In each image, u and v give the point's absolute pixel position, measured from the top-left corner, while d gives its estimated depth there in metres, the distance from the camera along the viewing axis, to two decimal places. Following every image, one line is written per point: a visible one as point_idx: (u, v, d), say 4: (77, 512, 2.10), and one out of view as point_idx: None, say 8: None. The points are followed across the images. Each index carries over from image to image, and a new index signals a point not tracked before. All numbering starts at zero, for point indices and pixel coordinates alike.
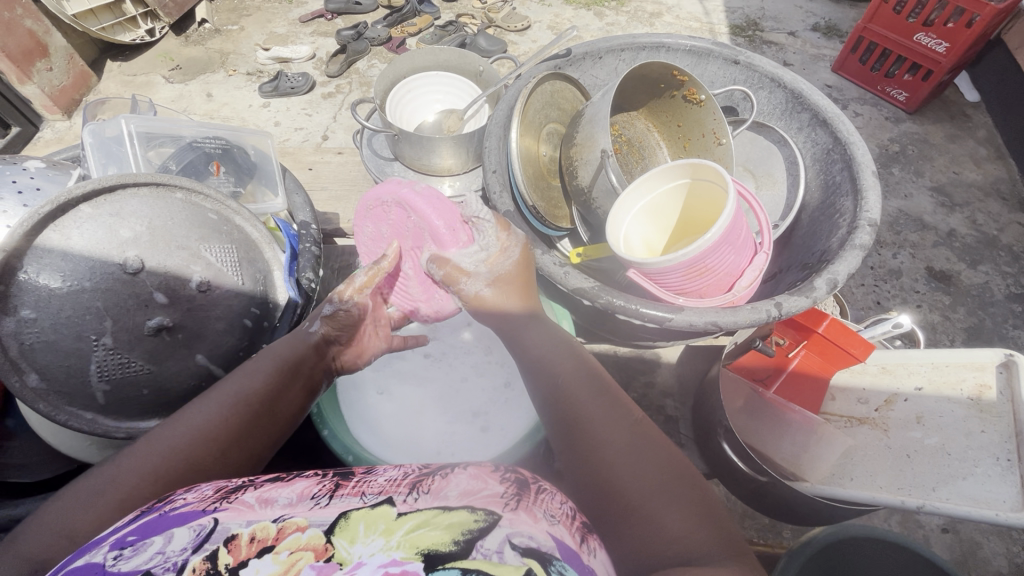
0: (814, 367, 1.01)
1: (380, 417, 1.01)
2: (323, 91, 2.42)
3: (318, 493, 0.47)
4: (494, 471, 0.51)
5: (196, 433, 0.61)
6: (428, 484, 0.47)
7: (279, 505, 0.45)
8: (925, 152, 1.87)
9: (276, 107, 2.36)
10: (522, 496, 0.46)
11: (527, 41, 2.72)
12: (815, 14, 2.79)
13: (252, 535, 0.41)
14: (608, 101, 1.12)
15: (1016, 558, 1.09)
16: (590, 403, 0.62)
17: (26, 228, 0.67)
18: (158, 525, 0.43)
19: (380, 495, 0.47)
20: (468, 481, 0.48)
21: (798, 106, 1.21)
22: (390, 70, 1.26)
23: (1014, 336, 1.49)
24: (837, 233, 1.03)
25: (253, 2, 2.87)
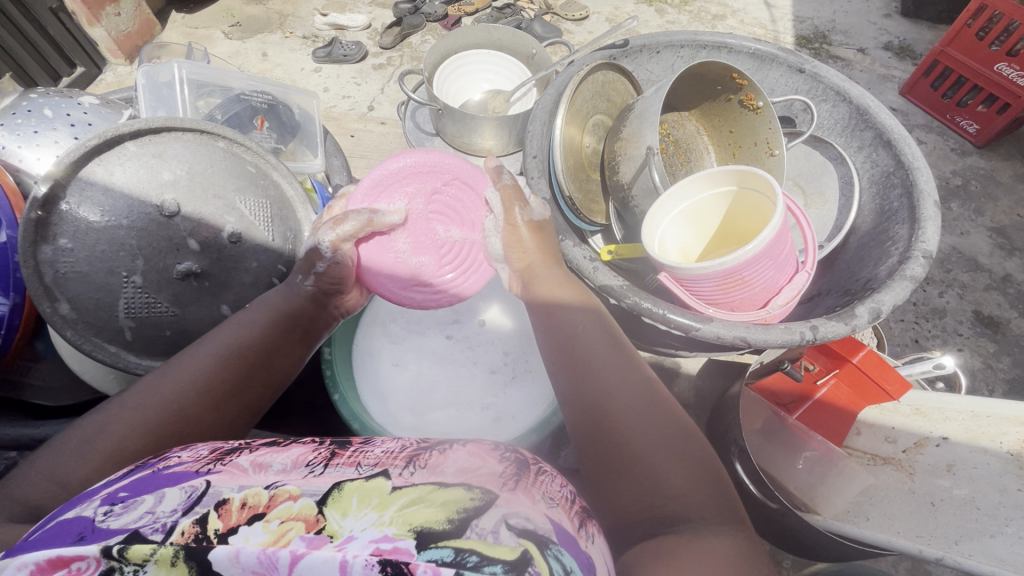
0: (841, 399, 0.95)
1: (392, 389, 1.02)
2: (375, 62, 2.42)
3: (313, 462, 0.48)
4: (492, 448, 0.54)
5: (185, 382, 0.61)
6: (425, 459, 0.49)
7: (272, 470, 0.45)
8: (989, 190, 1.76)
9: (327, 73, 2.38)
10: (520, 478, 0.48)
11: (583, 32, 2.66)
12: (889, 32, 2.64)
13: (242, 502, 0.39)
14: (660, 97, 1.08)
15: None
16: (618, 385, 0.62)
17: (73, 159, 0.68)
18: (151, 483, 0.43)
19: (376, 466, 0.47)
20: (466, 458, 0.50)
21: (861, 124, 1.15)
22: (442, 45, 1.25)
23: None
24: (886, 261, 0.98)
25: None
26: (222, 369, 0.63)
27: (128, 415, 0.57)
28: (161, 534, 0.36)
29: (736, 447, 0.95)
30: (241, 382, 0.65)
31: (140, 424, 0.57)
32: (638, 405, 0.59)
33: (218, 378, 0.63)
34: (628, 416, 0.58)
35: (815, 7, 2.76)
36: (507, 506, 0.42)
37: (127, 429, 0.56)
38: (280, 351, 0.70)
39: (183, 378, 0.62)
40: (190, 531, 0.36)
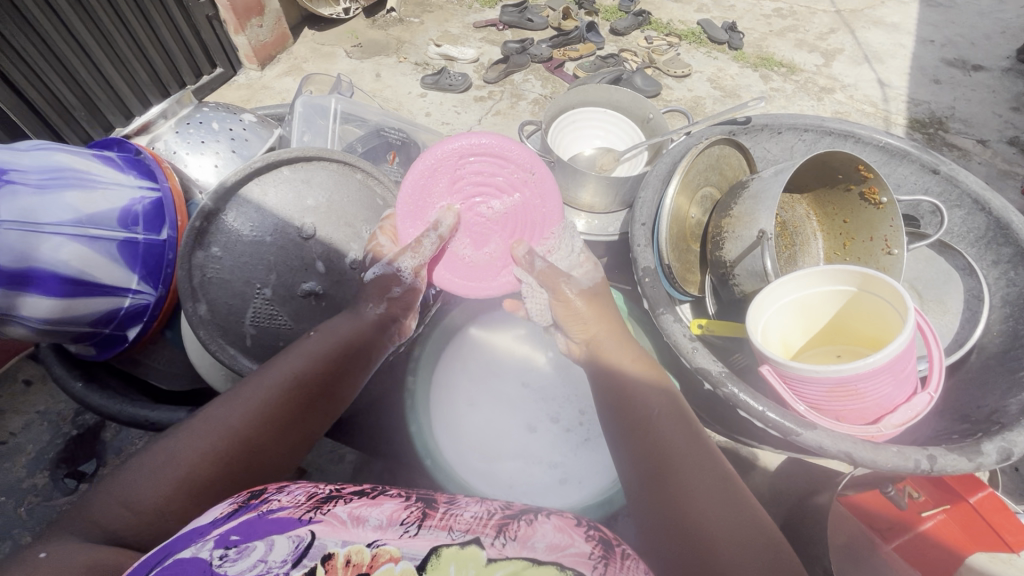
0: (951, 538, 0.85)
1: (464, 427, 1.02)
2: (477, 94, 2.54)
3: (407, 519, 0.48)
4: (577, 524, 0.51)
5: (252, 413, 0.62)
6: (515, 530, 0.47)
7: (369, 526, 0.46)
8: None
9: (431, 99, 2.51)
10: (609, 563, 0.46)
11: (683, 89, 2.67)
12: (1016, 127, 2.48)
13: (347, 558, 0.43)
14: (781, 182, 1.05)
15: None
16: (667, 428, 0.61)
17: (238, 178, 0.76)
18: (258, 528, 0.46)
19: (468, 532, 0.47)
20: (554, 534, 0.48)
21: (1000, 238, 1.07)
22: (562, 100, 1.29)
23: None
24: (1018, 394, 0.89)
25: (438, 2, 3.12)
26: (283, 397, 0.64)
27: (204, 439, 0.59)
28: None
29: None
30: (303, 411, 0.66)
31: (210, 456, 0.58)
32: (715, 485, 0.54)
33: (279, 414, 0.63)
34: (697, 500, 0.54)
35: (933, 92, 2.64)
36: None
37: (198, 458, 0.58)
38: (342, 378, 0.71)
39: (244, 403, 0.63)
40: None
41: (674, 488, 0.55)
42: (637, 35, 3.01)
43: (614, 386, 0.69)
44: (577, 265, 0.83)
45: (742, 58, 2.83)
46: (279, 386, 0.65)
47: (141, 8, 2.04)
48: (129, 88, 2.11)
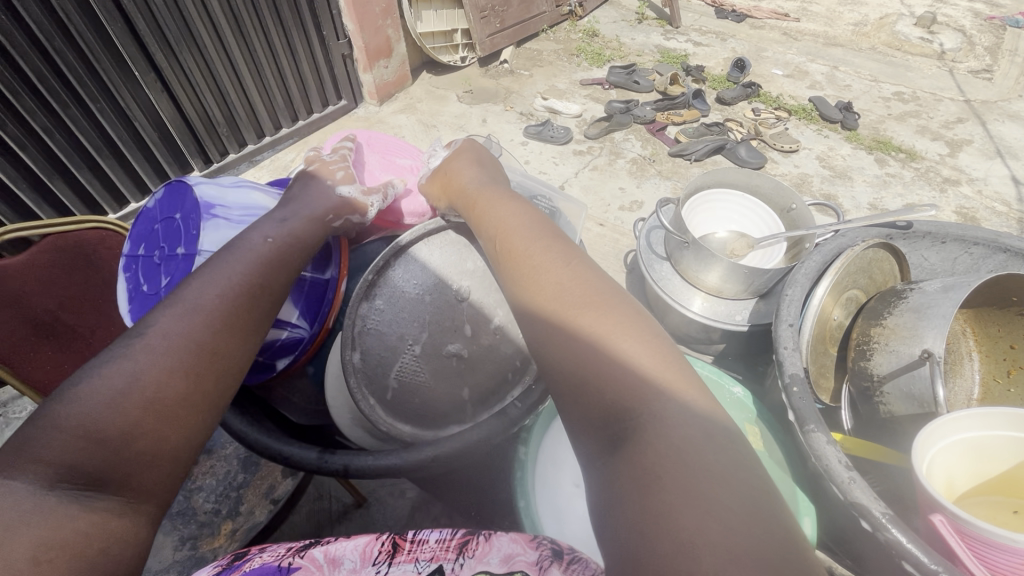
0: None
1: (567, 507, 0.96)
2: (577, 147, 2.57)
3: (378, 557, 0.53)
4: (533, 537, 0.56)
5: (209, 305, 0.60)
6: (473, 548, 0.54)
7: (344, 571, 0.51)
8: None
9: (532, 148, 2.58)
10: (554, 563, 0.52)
11: (789, 164, 2.58)
12: None
13: None
14: (950, 300, 0.95)
15: None
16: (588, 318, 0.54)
17: (414, 236, 0.82)
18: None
19: (431, 562, 0.52)
20: (508, 544, 0.54)
21: None
22: (698, 181, 1.27)
23: None
24: None
25: (548, 58, 3.26)
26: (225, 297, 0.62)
27: (168, 325, 0.57)
28: None
29: None
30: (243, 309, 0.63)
31: (182, 346, 0.55)
32: (642, 372, 0.50)
33: (230, 311, 0.62)
34: (625, 391, 0.49)
35: None
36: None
37: (169, 350, 0.55)
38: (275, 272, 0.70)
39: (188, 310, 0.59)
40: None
41: (598, 384, 0.50)
42: (743, 106, 2.98)
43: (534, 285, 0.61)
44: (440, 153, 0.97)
45: (856, 139, 2.72)
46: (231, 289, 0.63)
47: (290, 41, 2.26)
48: (266, 109, 2.32)
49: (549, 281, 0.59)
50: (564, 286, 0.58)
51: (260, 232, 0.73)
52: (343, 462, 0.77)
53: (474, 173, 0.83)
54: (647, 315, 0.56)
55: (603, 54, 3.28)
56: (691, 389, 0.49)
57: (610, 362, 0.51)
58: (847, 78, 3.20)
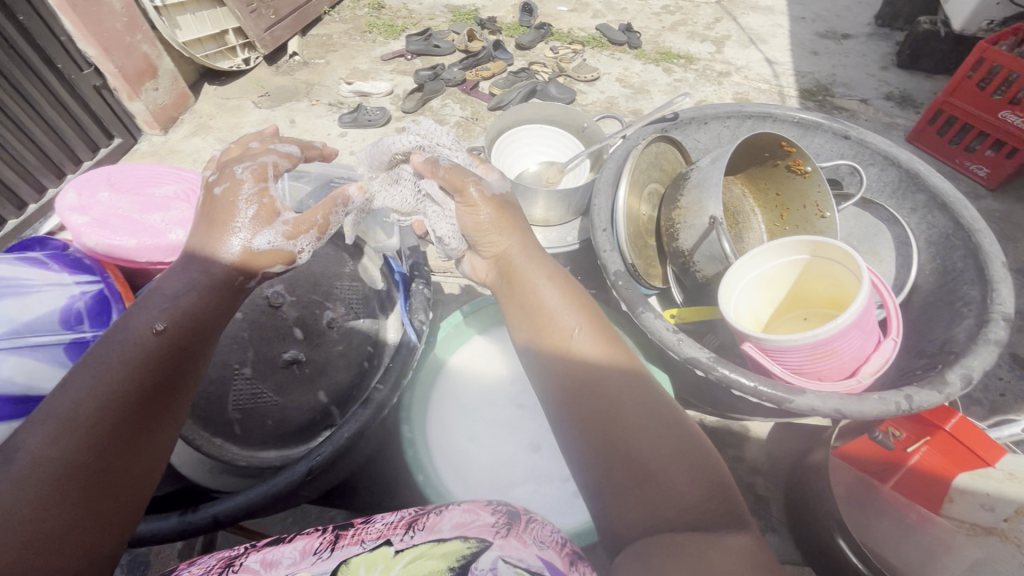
0: (934, 465, 0.91)
1: (468, 462, 0.99)
2: (398, 125, 2.51)
3: (319, 548, 0.52)
4: (484, 504, 0.58)
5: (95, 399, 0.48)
6: (422, 523, 0.55)
7: (283, 566, 0.50)
8: (1011, 234, 1.90)
9: (353, 137, 2.46)
10: (512, 527, 0.54)
11: (595, 92, 2.76)
12: (888, 83, 2.76)
13: None
14: (719, 169, 1.12)
15: None
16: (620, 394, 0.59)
17: None
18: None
19: (377, 539, 0.53)
20: (460, 514, 0.55)
21: (913, 186, 1.18)
22: (498, 122, 1.32)
23: None
24: (961, 322, 0.99)
25: (340, 40, 3.08)
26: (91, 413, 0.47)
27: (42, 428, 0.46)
28: None
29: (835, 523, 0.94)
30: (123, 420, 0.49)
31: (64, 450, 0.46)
32: (665, 433, 0.56)
33: (102, 427, 0.48)
34: (652, 449, 0.55)
35: (813, 63, 2.90)
36: (500, 550, 0.50)
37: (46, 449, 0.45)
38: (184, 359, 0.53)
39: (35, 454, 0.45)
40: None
41: (624, 443, 0.56)
42: (542, 47, 3.10)
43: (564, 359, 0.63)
44: (481, 178, 0.76)
45: (643, 55, 2.99)
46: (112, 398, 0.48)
47: (20, 90, 1.87)
48: (16, 173, 1.94)
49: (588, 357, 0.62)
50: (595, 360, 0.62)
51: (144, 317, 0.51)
52: (209, 515, 0.70)
53: (491, 216, 0.71)
54: (667, 402, 0.60)
55: (396, 25, 3.18)
56: (699, 476, 0.53)
57: (631, 429, 0.56)
58: (622, 1, 3.48)
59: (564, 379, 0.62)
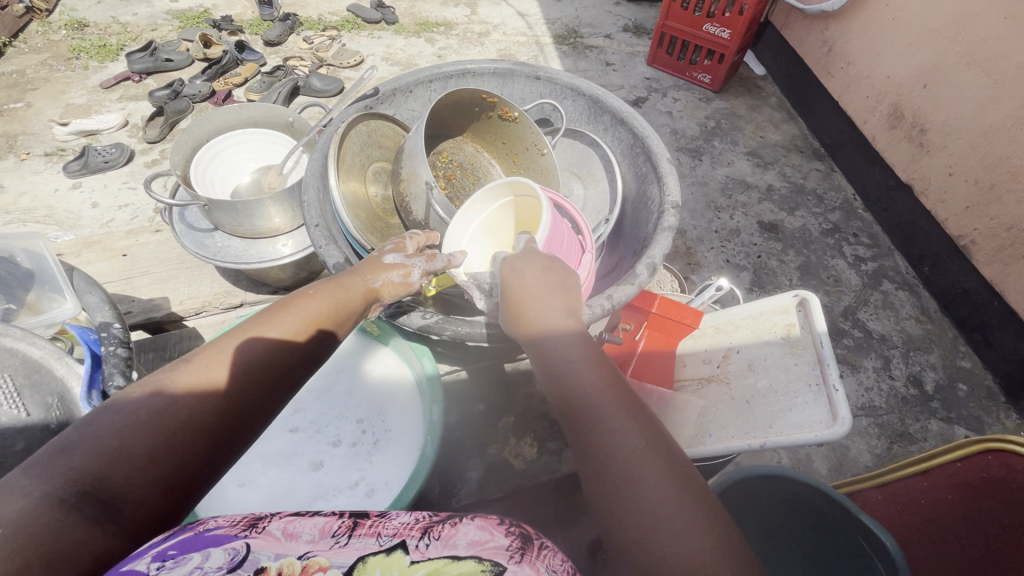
0: (659, 343, 1.07)
1: (244, 504, 0.93)
2: (146, 159, 2.14)
3: (339, 531, 0.49)
4: (499, 520, 0.52)
5: (239, 360, 0.59)
6: (438, 530, 0.50)
7: (303, 540, 0.47)
8: (736, 124, 2.30)
9: (90, 187, 2.02)
10: (525, 551, 0.48)
11: (363, 76, 2.64)
12: (624, 17, 3.07)
13: (279, 570, 0.43)
14: (421, 134, 1.13)
15: (875, 450, 1.42)
16: (598, 405, 0.61)
17: None
18: (188, 548, 0.45)
19: (395, 536, 0.49)
20: (475, 531, 0.50)
21: (599, 110, 1.32)
22: (189, 135, 1.19)
23: (833, 263, 1.83)
24: (652, 218, 1.15)
25: (38, 74, 2.51)
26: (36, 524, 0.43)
27: (172, 392, 0.54)
28: None
29: None
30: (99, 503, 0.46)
31: (170, 419, 0.52)
32: (636, 431, 0.58)
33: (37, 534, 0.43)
34: (615, 452, 0.57)
35: (560, 8, 3.09)
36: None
37: (190, 407, 0.54)
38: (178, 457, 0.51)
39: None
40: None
41: (591, 452, 0.59)
42: (294, 39, 2.86)
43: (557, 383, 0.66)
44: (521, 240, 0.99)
45: (402, 29, 2.92)
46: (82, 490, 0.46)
47: None
48: None
49: (573, 375, 0.65)
50: (579, 371, 0.65)
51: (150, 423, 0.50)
52: None
53: (524, 264, 0.77)
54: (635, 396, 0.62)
55: (107, 44, 2.64)
56: (665, 466, 0.55)
57: (590, 439, 0.60)
58: None
59: (558, 401, 0.65)
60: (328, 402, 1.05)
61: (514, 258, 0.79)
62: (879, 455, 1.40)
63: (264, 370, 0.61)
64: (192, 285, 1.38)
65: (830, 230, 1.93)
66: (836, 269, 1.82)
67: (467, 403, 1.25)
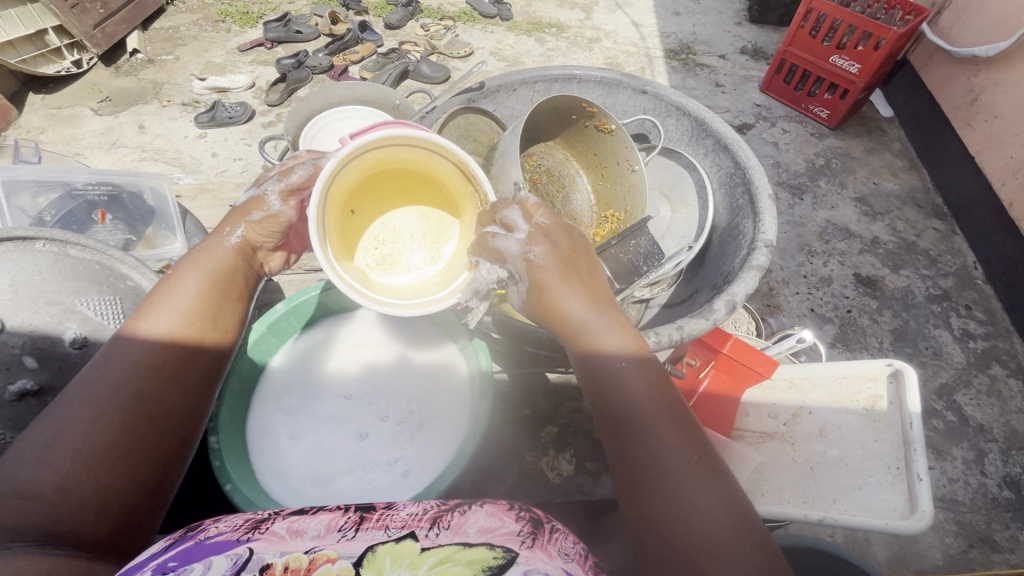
0: (724, 386, 1.02)
1: (291, 458, 0.99)
2: (263, 119, 2.31)
3: (344, 526, 0.57)
4: (509, 508, 0.61)
5: (127, 372, 0.64)
6: (446, 521, 0.58)
7: (309, 536, 0.55)
8: (848, 166, 2.12)
9: (214, 138, 2.22)
10: (537, 536, 0.56)
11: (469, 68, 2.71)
12: (745, 39, 2.92)
13: (286, 566, 0.49)
14: (518, 134, 1.14)
15: (949, 548, 1.25)
16: (651, 419, 0.61)
17: None
18: (194, 554, 0.51)
19: (403, 528, 0.57)
20: (485, 519, 0.58)
21: (702, 133, 1.27)
22: (303, 106, 1.28)
23: (935, 334, 1.65)
24: (739, 254, 1.10)
25: (189, 32, 2.78)
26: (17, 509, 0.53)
27: (69, 425, 0.59)
28: None
29: None
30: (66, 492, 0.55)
31: (65, 450, 0.57)
32: (684, 451, 0.59)
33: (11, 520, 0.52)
34: (662, 469, 0.58)
35: (677, 22, 3.00)
36: (526, 563, 0.51)
37: (80, 433, 0.59)
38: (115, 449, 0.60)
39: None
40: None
41: (636, 465, 0.59)
42: (413, 25, 2.97)
43: (603, 392, 0.65)
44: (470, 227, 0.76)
45: (516, 26, 2.96)
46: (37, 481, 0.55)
47: None
48: None
49: (624, 388, 0.64)
50: (626, 384, 0.64)
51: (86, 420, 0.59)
52: None
53: (565, 263, 0.69)
54: (686, 417, 0.62)
55: (251, 12, 2.90)
56: (710, 490, 0.56)
57: (638, 454, 0.60)
58: None
59: (603, 409, 0.65)
60: (382, 376, 1.08)
61: (533, 240, 0.70)
62: (952, 555, 1.24)
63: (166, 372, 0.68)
64: None
65: (939, 296, 1.74)
66: (937, 341, 1.63)
67: (514, 406, 1.24)
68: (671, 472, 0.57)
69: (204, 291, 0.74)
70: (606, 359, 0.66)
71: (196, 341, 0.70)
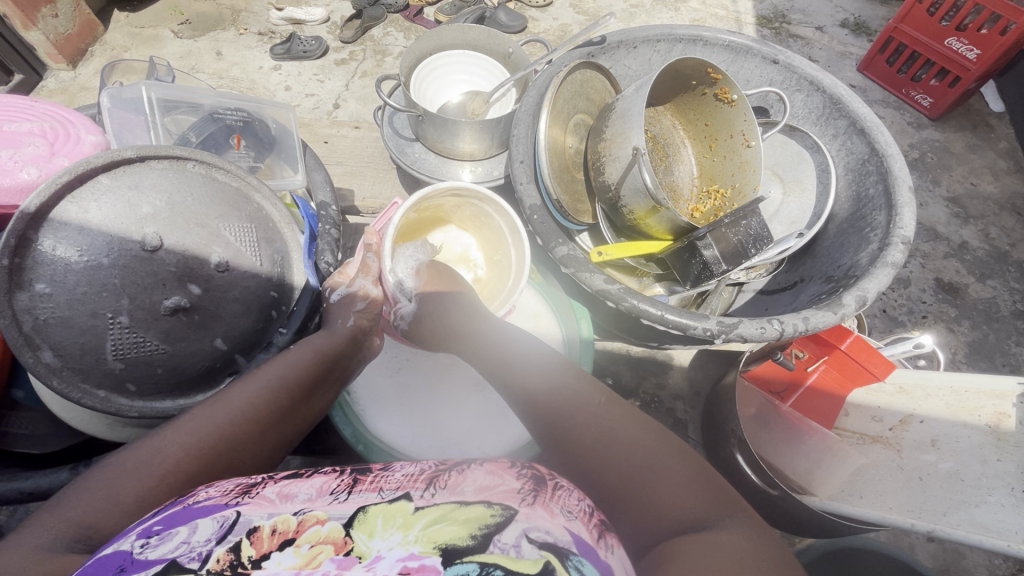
0: (831, 383, 1.00)
1: (386, 396, 1.04)
2: (337, 57, 2.02)
3: (336, 489, 0.54)
4: (510, 467, 0.57)
5: (235, 411, 0.69)
6: (444, 481, 0.54)
7: (299, 499, 0.52)
8: (944, 162, 1.86)
9: (288, 72, 1.98)
10: (538, 493, 0.52)
11: (548, 19, 2.13)
12: (846, 9, 2.26)
13: (273, 528, 0.46)
14: (642, 96, 1.08)
15: (997, 570, 1.18)
16: (549, 384, 0.68)
17: (44, 198, 0.68)
18: (181, 516, 0.50)
19: (397, 490, 0.53)
20: (485, 477, 0.54)
21: (835, 112, 1.18)
22: (416, 47, 1.24)
23: (1016, 353, 1.53)
24: (866, 248, 1.03)
25: None
26: (139, 482, 0.60)
27: (175, 440, 0.64)
28: (197, 562, 0.43)
29: (735, 437, 0.97)
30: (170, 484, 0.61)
31: (162, 466, 0.61)
32: (575, 391, 0.66)
33: (111, 496, 0.58)
34: (568, 411, 0.64)
35: None
36: (527, 521, 0.47)
37: (182, 452, 0.63)
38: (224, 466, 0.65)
39: (102, 493, 0.58)
40: (225, 558, 0.43)
41: (554, 424, 0.64)
42: None
43: (507, 372, 0.72)
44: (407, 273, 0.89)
45: None
46: (142, 472, 0.60)
47: None
48: None
49: (522, 370, 0.71)
50: (534, 360, 0.73)
51: (192, 433, 0.65)
52: None
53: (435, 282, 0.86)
54: (573, 371, 0.70)
55: None
56: (614, 415, 0.63)
57: (553, 413, 0.65)
58: None
59: (519, 402, 0.69)
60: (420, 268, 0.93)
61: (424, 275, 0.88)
62: None
63: (276, 415, 0.73)
64: (376, 186, 1.48)
65: None
66: (1017, 360, 1.52)
67: (595, 375, 1.23)
68: (574, 412, 0.64)
69: (327, 348, 0.81)
70: (533, 355, 0.74)
71: (301, 389, 0.76)
